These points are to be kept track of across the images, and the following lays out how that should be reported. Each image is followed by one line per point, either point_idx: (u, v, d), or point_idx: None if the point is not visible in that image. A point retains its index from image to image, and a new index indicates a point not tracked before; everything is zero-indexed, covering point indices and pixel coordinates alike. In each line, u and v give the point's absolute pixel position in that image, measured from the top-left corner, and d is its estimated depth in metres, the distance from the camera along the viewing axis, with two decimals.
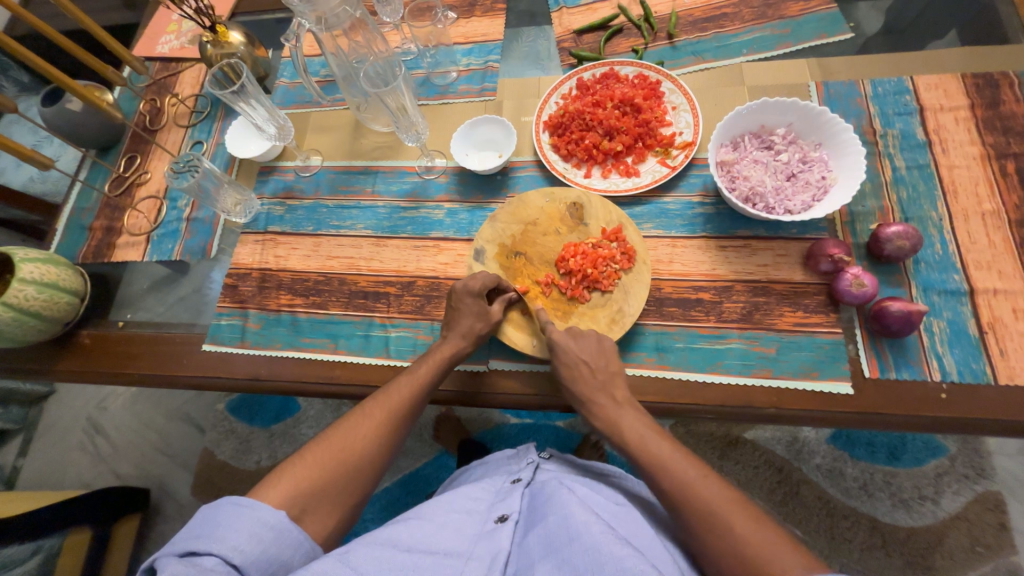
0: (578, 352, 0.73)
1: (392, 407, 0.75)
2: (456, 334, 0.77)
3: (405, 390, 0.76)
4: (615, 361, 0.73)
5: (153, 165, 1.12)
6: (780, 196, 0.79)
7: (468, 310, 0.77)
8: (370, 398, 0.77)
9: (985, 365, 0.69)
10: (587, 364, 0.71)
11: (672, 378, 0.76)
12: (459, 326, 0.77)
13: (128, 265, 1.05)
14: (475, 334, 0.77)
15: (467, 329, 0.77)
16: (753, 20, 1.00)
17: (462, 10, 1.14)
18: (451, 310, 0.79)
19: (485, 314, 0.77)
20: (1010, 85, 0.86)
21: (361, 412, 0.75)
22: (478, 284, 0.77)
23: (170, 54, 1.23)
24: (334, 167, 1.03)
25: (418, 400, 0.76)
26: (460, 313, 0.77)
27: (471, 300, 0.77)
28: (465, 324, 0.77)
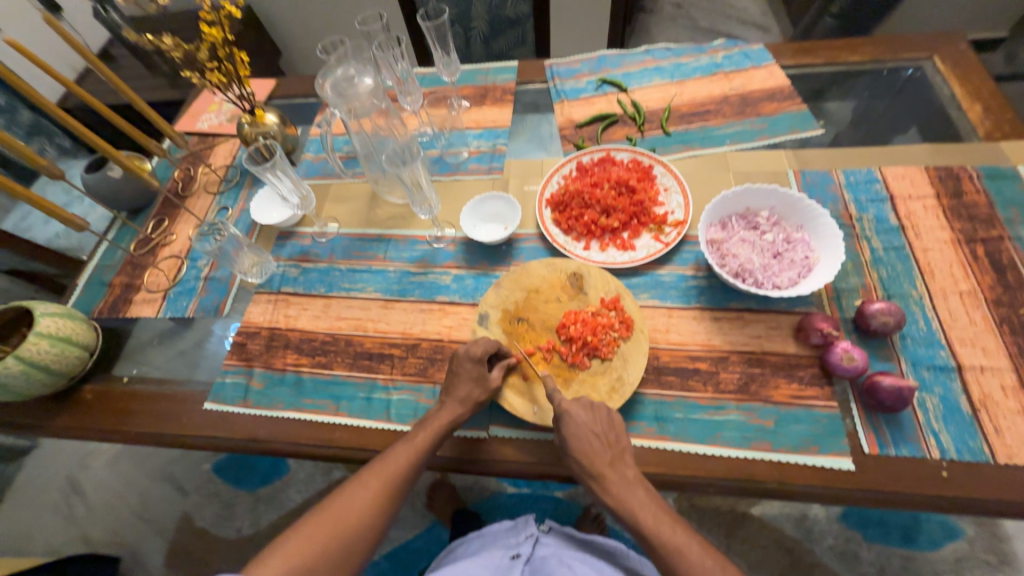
0: (581, 416, 0.73)
1: (389, 475, 0.75)
2: (455, 399, 0.78)
3: (402, 457, 0.76)
4: (616, 429, 0.73)
5: (179, 228, 1.19)
6: (768, 273, 0.84)
7: (468, 376, 0.79)
8: (368, 465, 0.77)
9: (982, 443, 0.70)
10: (589, 429, 0.72)
11: (672, 449, 0.76)
12: (458, 392, 0.79)
13: (139, 320, 1.07)
14: (474, 400, 0.78)
15: (465, 395, 0.78)
16: (733, 116, 1.13)
17: (474, 100, 1.29)
18: (451, 375, 0.81)
19: (486, 380, 0.79)
20: (970, 177, 0.95)
21: (360, 480, 0.76)
22: (480, 350, 0.80)
23: (209, 129, 1.36)
24: (350, 233, 1.10)
25: (415, 469, 0.76)
26: (460, 378, 0.79)
27: (471, 365, 0.79)
28: (463, 390, 0.78)
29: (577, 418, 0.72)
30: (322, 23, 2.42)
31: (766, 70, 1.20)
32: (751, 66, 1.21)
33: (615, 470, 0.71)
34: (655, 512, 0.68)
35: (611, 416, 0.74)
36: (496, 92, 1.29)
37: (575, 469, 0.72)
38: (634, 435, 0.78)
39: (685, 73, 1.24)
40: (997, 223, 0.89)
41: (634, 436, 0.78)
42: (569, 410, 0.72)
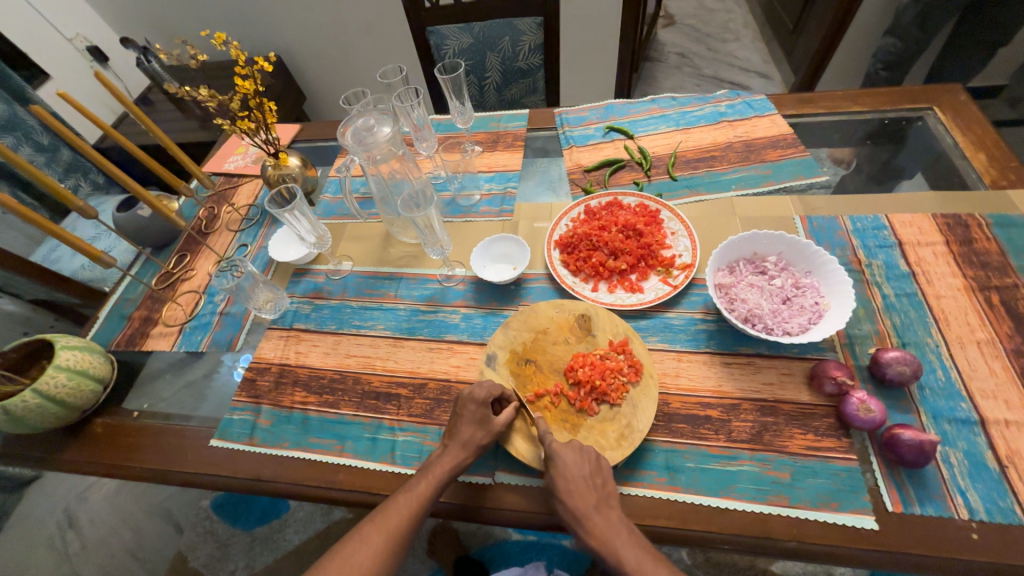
0: (578, 462, 0.71)
1: (390, 531, 0.73)
2: (457, 444, 0.77)
3: (404, 512, 0.74)
4: None
5: (199, 263, 1.23)
6: (777, 318, 0.83)
7: (470, 418, 0.78)
8: (369, 517, 0.76)
9: (1013, 503, 0.66)
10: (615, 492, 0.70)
11: (684, 501, 0.73)
12: (459, 436, 0.78)
13: (153, 353, 1.09)
14: (475, 444, 0.77)
15: (468, 438, 0.77)
16: (738, 162, 1.16)
17: (487, 145, 1.35)
18: (453, 417, 0.80)
19: (491, 421, 0.78)
20: (979, 225, 0.94)
21: (359, 537, 0.74)
22: (484, 391, 0.79)
23: (235, 170, 1.44)
24: (363, 271, 1.13)
25: (416, 522, 0.74)
26: (463, 421, 0.79)
27: (474, 407, 0.79)
28: (466, 433, 0.78)
29: (573, 465, 0.70)
30: (346, 71, 2.59)
31: (769, 119, 1.24)
32: (754, 115, 1.26)
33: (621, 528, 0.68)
34: (658, 569, 0.65)
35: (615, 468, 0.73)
36: (507, 138, 1.35)
37: (580, 523, 0.69)
38: (644, 486, 0.75)
39: (689, 121, 1.29)
40: (1011, 270, 0.88)
41: (645, 486, 0.75)
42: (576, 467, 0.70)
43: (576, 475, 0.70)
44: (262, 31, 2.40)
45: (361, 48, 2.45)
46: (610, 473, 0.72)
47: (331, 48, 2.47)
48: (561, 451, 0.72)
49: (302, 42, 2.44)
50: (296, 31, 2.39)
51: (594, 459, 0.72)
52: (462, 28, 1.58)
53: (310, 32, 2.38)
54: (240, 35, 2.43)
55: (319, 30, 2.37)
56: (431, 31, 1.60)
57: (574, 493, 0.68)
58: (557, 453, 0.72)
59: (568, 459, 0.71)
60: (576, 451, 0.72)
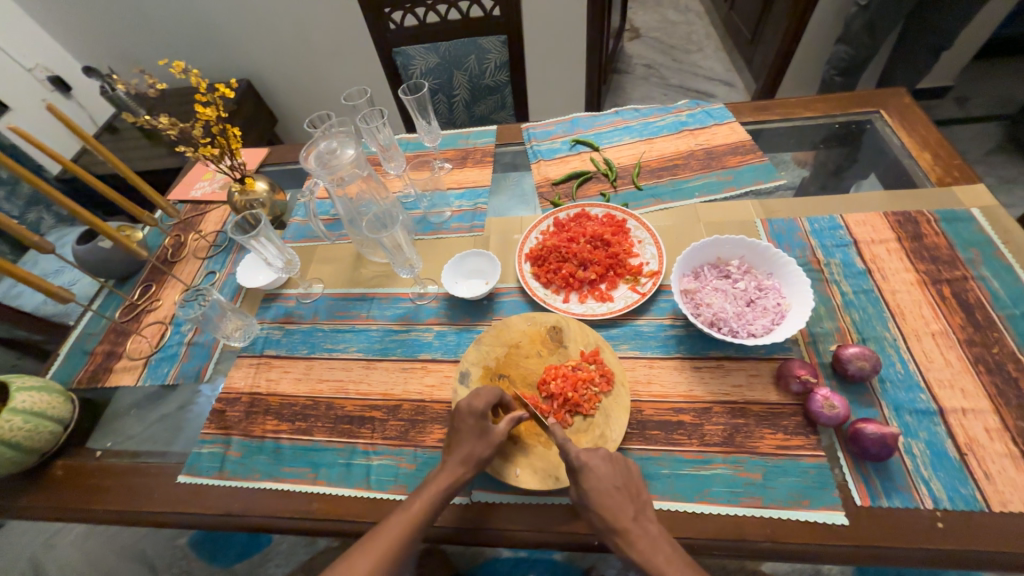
0: (610, 474, 0.70)
1: (382, 553, 0.70)
2: (455, 459, 0.76)
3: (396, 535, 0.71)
4: (625, 476, 0.71)
5: (165, 293, 1.20)
6: (742, 321, 0.85)
7: (469, 432, 0.76)
8: (360, 541, 0.73)
9: (974, 490, 0.69)
10: (616, 485, 0.69)
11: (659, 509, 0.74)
12: (459, 451, 0.76)
13: (118, 389, 1.06)
14: (475, 459, 0.75)
15: (467, 453, 0.75)
16: (700, 170, 1.19)
17: (456, 161, 1.36)
18: (452, 432, 0.78)
19: (491, 434, 0.76)
20: (927, 221, 0.99)
21: (347, 559, 0.71)
22: (482, 402, 0.77)
23: (202, 197, 1.42)
24: (334, 294, 1.12)
25: (409, 544, 0.71)
26: (461, 436, 0.77)
27: (472, 421, 0.77)
28: (465, 448, 0.76)
29: (600, 470, 0.70)
30: (318, 92, 2.59)
31: (728, 127, 1.28)
32: (713, 123, 1.30)
33: (636, 530, 0.67)
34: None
35: (621, 462, 0.72)
36: (476, 154, 1.37)
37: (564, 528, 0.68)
38: None
39: (652, 131, 1.32)
40: (959, 263, 0.92)
41: None
42: (589, 463, 0.70)
43: (588, 471, 0.69)
44: (231, 55, 2.39)
45: (332, 69, 2.46)
46: (640, 481, 0.72)
47: (302, 71, 2.47)
48: (592, 462, 0.70)
49: (271, 65, 2.44)
50: (266, 55, 2.39)
51: (625, 470, 0.72)
52: (428, 48, 1.60)
53: (280, 55, 2.39)
54: (208, 60, 2.42)
55: (289, 52, 2.38)
56: (398, 52, 1.61)
57: (610, 506, 0.67)
58: (588, 463, 0.70)
59: (602, 471, 0.69)
60: (608, 463, 0.71)
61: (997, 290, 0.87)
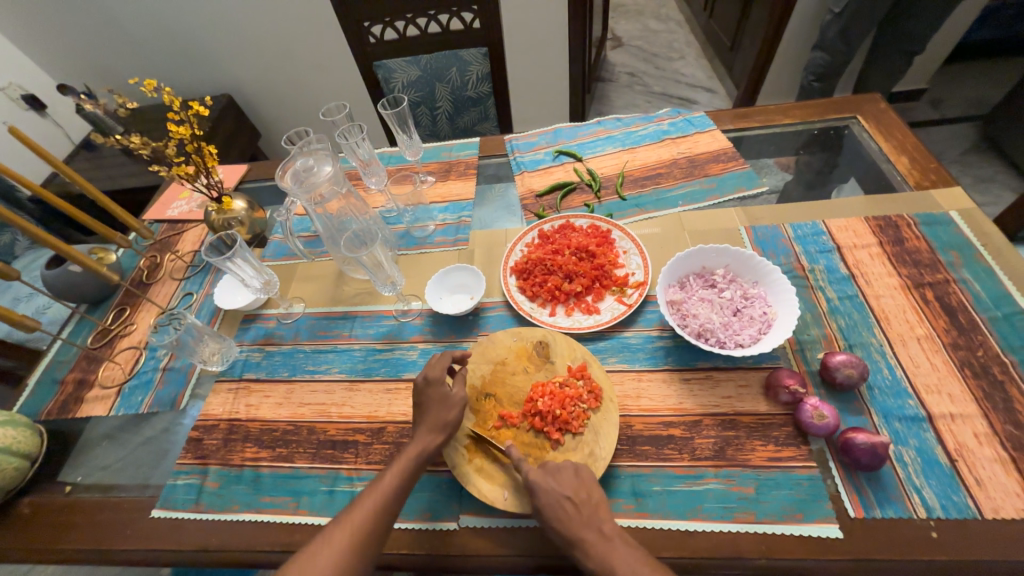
0: (558, 485, 0.69)
1: (358, 527, 0.69)
2: (424, 428, 0.76)
3: (373, 508, 0.71)
4: (579, 484, 0.69)
5: (140, 317, 1.16)
6: (729, 331, 0.84)
7: (431, 401, 0.78)
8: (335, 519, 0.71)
9: (966, 498, 0.68)
10: (565, 494, 0.68)
11: (654, 527, 0.72)
12: (426, 422, 0.77)
13: (89, 420, 1.01)
14: (443, 424, 0.76)
15: (435, 421, 0.76)
16: (683, 178, 1.19)
17: (439, 175, 1.34)
18: (417, 406, 0.79)
19: (453, 397, 0.78)
20: (908, 225, 0.99)
21: (322, 537, 0.69)
22: (436, 369, 0.80)
23: (179, 216, 1.38)
24: (315, 313, 1.09)
25: (385, 517, 0.70)
26: (427, 406, 0.78)
27: (432, 390, 0.79)
28: (433, 415, 0.77)
29: (552, 486, 0.69)
30: (300, 106, 2.57)
31: (709, 134, 1.28)
32: (695, 131, 1.30)
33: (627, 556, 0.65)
34: None
35: (571, 470, 0.71)
36: (459, 167, 1.35)
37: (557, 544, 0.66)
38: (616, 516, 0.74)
39: (635, 140, 1.32)
40: (941, 267, 0.92)
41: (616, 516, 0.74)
42: (534, 476, 0.69)
43: (539, 483, 0.69)
44: (210, 70, 2.37)
45: (314, 82, 2.44)
46: (594, 485, 0.70)
47: (284, 85, 2.45)
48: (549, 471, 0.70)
49: (252, 79, 2.42)
50: (246, 69, 2.37)
51: (578, 477, 0.71)
52: (409, 61, 1.60)
53: (260, 69, 2.37)
54: (188, 75, 2.39)
55: (270, 66, 2.36)
56: (379, 66, 1.60)
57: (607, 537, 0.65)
58: (536, 478, 0.69)
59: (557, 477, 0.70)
60: (555, 474, 0.70)
61: (979, 293, 0.88)
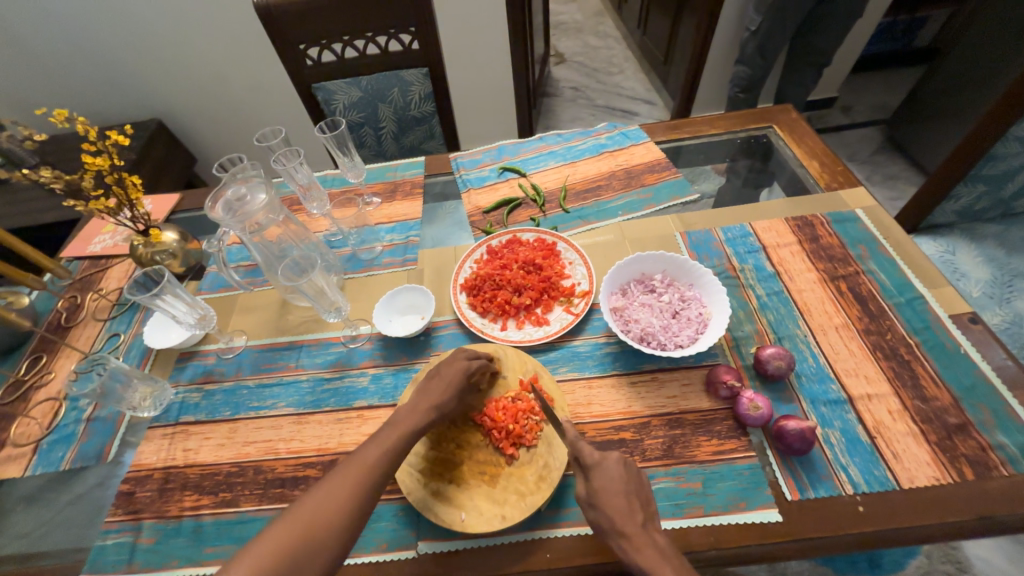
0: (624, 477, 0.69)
1: (319, 519, 0.64)
2: (433, 397, 0.78)
3: (338, 497, 0.66)
4: (638, 482, 0.70)
5: (59, 363, 1.07)
6: (668, 333, 0.88)
7: (446, 383, 0.79)
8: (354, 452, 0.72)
9: (886, 471, 0.74)
10: (629, 488, 0.68)
11: (713, 524, 0.72)
12: (434, 393, 0.78)
13: (0, 484, 0.91)
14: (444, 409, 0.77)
15: (436, 403, 0.77)
16: (622, 189, 1.24)
17: (385, 195, 1.33)
18: (426, 383, 0.80)
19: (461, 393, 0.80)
20: (821, 223, 1.09)
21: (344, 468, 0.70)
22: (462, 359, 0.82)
23: (102, 251, 1.29)
24: (258, 345, 1.04)
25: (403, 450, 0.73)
26: (437, 385, 0.79)
27: (449, 374, 0.80)
28: (437, 397, 0.78)
29: (618, 477, 0.69)
30: (239, 129, 2.48)
31: (644, 146, 1.35)
32: (631, 144, 1.37)
33: None
34: None
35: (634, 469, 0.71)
36: (405, 186, 1.35)
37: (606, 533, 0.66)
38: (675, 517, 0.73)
39: (575, 154, 1.37)
40: (851, 260, 1.01)
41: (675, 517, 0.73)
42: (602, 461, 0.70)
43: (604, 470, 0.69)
44: (137, 94, 2.24)
45: (253, 104, 2.37)
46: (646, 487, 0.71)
47: (220, 106, 2.36)
48: (604, 462, 0.70)
49: (185, 103, 2.31)
50: (177, 92, 2.26)
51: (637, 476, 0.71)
52: (349, 83, 1.58)
53: (193, 92, 2.28)
54: (112, 100, 2.25)
55: (204, 89, 2.27)
56: (318, 88, 1.58)
57: None
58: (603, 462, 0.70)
59: (614, 471, 0.69)
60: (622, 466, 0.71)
61: (885, 281, 0.97)
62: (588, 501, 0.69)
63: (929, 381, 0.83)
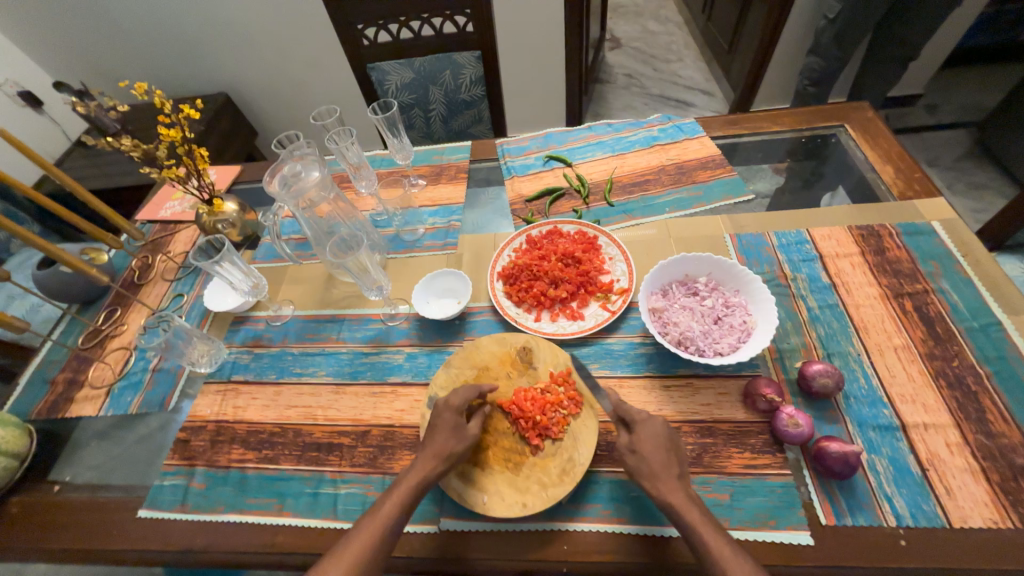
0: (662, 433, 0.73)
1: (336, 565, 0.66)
2: (444, 434, 0.76)
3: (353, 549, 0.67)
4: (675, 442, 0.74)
5: (131, 318, 1.17)
6: (708, 339, 0.85)
7: (445, 426, 0.76)
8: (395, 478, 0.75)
9: (936, 506, 0.69)
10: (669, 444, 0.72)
11: (782, 540, 0.69)
12: (439, 440, 0.76)
13: (80, 420, 1.02)
14: (448, 454, 0.74)
15: (440, 448, 0.75)
16: (671, 185, 1.20)
17: (430, 178, 1.35)
18: (428, 428, 0.78)
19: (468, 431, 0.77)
20: (890, 235, 1.00)
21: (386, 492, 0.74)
22: (459, 398, 0.79)
23: (171, 217, 1.39)
24: (304, 315, 1.10)
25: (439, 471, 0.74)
26: (438, 430, 0.76)
27: (449, 416, 0.77)
28: (438, 443, 0.75)
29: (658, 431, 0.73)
30: (297, 105, 2.57)
31: (698, 141, 1.29)
32: (684, 138, 1.31)
33: None
34: None
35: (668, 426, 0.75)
36: (450, 170, 1.36)
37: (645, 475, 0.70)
38: (745, 528, 0.71)
39: (625, 146, 1.33)
40: (920, 277, 0.93)
41: (745, 528, 0.71)
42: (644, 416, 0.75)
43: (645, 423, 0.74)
44: (206, 68, 2.37)
45: (311, 82, 2.45)
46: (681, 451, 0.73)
47: (281, 82, 2.45)
48: (650, 419, 0.74)
49: (249, 78, 2.43)
50: (243, 67, 2.37)
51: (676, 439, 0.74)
52: (402, 63, 1.60)
53: (257, 67, 2.38)
54: (184, 73, 2.39)
55: (267, 65, 2.37)
56: (373, 68, 1.61)
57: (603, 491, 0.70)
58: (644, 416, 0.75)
59: (656, 425, 0.74)
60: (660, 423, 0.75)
61: (957, 303, 0.89)
62: (629, 447, 0.73)
63: (998, 416, 0.76)
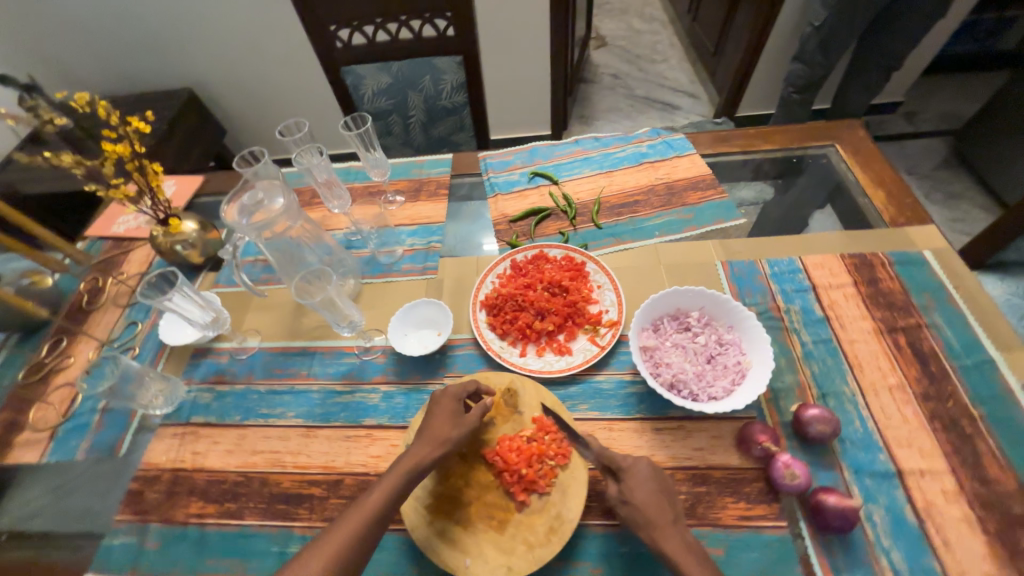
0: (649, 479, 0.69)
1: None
2: (429, 436, 0.74)
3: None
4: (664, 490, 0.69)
5: (78, 349, 1.07)
6: (701, 382, 0.81)
7: (443, 413, 0.77)
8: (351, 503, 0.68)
9: (933, 561, 0.67)
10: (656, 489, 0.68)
11: None
12: (436, 431, 0.75)
13: (18, 468, 0.92)
14: (446, 439, 0.74)
15: (437, 435, 0.74)
16: (661, 207, 1.15)
17: (409, 194, 1.27)
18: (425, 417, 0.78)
19: (466, 420, 0.76)
20: (883, 264, 0.98)
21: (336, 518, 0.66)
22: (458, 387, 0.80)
23: (125, 234, 1.28)
24: (272, 347, 1.02)
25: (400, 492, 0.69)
26: (436, 417, 0.77)
27: (446, 403, 0.78)
28: (437, 429, 0.75)
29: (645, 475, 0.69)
30: (268, 104, 2.44)
31: (688, 159, 1.25)
32: (674, 155, 1.26)
33: None
34: None
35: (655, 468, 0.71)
36: (430, 186, 1.29)
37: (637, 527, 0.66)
38: None
39: (613, 163, 1.28)
40: (913, 310, 0.91)
41: None
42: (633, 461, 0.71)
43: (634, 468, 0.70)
44: (168, 62, 2.22)
45: (283, 79, 2.32)
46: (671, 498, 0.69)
47: (250, 79, 2.32)
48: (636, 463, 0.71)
49: (215, 74, 2.28)
50: (208, 62, 2.23)
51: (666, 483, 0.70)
52: (379, 68, 1.51)
53: (224, 63, 2.24)
54: (143, 67, 2.23)
55: (234, 60, 2.23)
56: (347, 72, 1.52)
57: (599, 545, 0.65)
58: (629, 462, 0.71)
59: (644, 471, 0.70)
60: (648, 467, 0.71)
61: (951, 339, 0.87)
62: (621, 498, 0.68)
63: (992, 460, 0.74)
